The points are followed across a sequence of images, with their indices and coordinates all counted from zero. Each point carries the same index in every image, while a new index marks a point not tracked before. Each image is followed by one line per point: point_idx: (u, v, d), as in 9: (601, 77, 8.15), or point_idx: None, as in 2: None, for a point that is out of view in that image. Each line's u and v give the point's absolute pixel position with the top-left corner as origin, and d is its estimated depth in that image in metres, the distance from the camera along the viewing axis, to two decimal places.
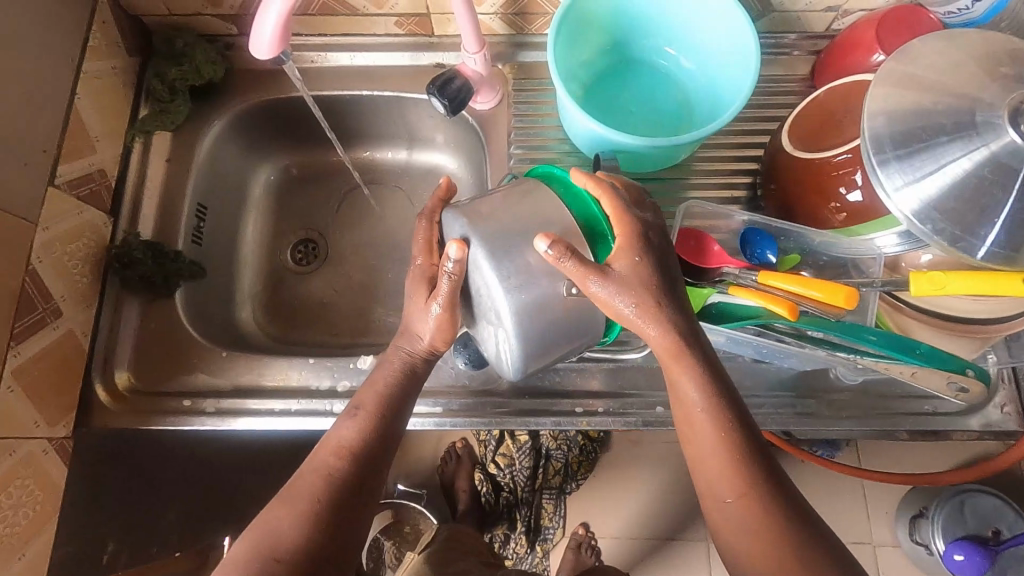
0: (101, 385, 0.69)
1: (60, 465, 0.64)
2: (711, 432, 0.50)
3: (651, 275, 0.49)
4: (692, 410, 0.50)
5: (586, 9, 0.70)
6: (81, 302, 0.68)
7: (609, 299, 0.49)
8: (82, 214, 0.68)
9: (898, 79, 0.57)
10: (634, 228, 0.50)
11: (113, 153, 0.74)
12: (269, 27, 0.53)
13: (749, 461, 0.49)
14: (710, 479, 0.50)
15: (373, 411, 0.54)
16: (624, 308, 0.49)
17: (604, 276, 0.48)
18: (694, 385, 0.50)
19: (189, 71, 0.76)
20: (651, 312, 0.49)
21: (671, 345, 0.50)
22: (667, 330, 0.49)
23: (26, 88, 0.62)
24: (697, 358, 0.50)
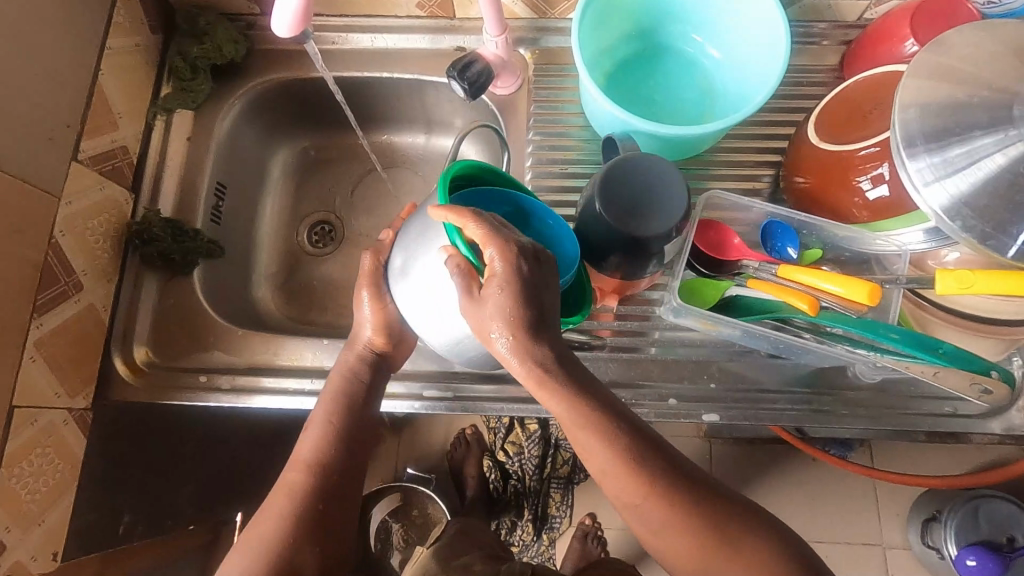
0: (120, 359, 0.70)
1: (81, 436, 0.66)
2: (600, 449, 0.48)
3: (517, 305, 0.45)
4: (573, 432, 0.48)
5: None
6: (102, 277, 0.69)
7: (474, 324, 0.48)
8: (103, 190, 0.69)
9: (932, 71, 0.55)
10: (502, 255, 0.45)
11: (134, 130, 0.74)
12: (290, 7, 0.52)
13: (643, 468, 0.48)
14: (613, 489, 0.50)
15: (323, 421, 0.57)
16: (486, 337, 0.47)
17: (473, 299, 0.47)
18: (565, 407, 0.47)
19: (210, 50, 0.77)
20: (511, 343, 0.46)
21: (535, 374, 0.46)
22: (526, 361, 0.46)
23: (51, 63, 0.63)
24: (569, 386, 0.47)
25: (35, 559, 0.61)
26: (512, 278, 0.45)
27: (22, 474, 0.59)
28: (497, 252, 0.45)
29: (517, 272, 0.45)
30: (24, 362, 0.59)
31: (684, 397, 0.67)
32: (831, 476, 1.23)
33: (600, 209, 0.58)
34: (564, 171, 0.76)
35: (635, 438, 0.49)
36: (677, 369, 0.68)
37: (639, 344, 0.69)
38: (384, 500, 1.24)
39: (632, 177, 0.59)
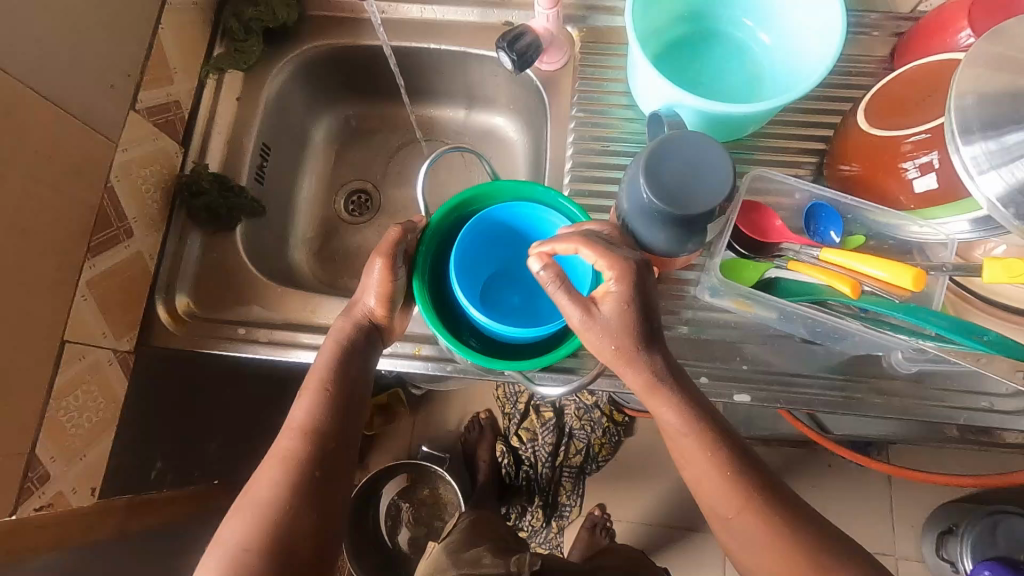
0: (163, 306, 0.72)
1: (123, 377, 0.67)
2: (702, 458, 0.51)
3: (634, 319, 0.49)
4: (679, 441, 0.51)
5: None
6: (151, 225, 0.70)
7: (593, 342, 0.50)
8: (156, 141, 0.71)
9: (992, 58, 0.55)
10: (625, 274, 0.48)
11: (189, 86, 0.76)
12: None
13: (737, 474, 0.51)
14: (709, 498, 0.51)
15: (313, 390, 0.55)
16: (608, 353, 0.50)
17: (589, 314, 0.49)
18: (674, 412, 0.50)
19: (265, 13, 0.78)
20: (627, 355, 0.49)
21: (649, 381, 0.50)
22: (643, 370, 0.50)
23: (116, 13, 0.65)
24: (678, 394, 0.50)
25: (75, 492, 0.63)
26: (630, 293, 0.48)
27: (68, 408, 0.61)
28: (614, 273, 0.49)
29: (641, 286, 0.48)
30: (76, 300, 0.61)
31: (716, 377, 0.68)
32: (848, 481, 1.22)
33: (646, 197, 0.58)
34: (605, 149, 0.76)
35: (731, 446, 0.51)
36: (709, 348, 0.68)
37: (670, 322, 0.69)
38: (396, 478, 1.25)
39: (683, 166, 0.58)
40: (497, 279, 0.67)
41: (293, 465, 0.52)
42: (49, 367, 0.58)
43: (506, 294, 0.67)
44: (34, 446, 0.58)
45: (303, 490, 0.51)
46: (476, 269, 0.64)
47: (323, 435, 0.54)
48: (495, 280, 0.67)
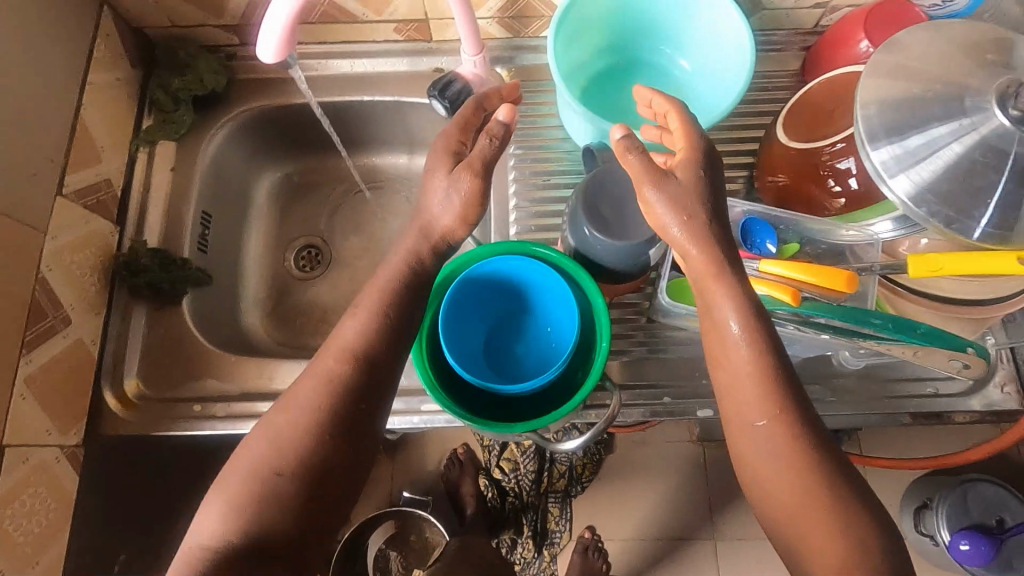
0: (111, 393, 0.69)
1: (74, 473, 0.64)
2: (743, 352, 0.49)
3: (705, 188, 0.51)
4: (729, 332, 0.50)
5: (585, 12, 0.72)
6: (90, 309, 0.68)
7: (654, 202, 0.51)
8: (89, 223, 0.69)
9: (890, 70, 0.60)
10: (696, 142, 0.53)
11: (119, 163, 0.74)
12: (276, 35, 0.54)
13: (779, 387, 0.49)
14: (740, 406, 0.49)
15: (371, 312, 0.54)
16: (674, 215, 0.51)
17: (660, 181, 0.51)
18: (731, 304, 0.50)
19: (191, 82, 0.78)
20: (695, 224, 0.50)
21: (715, 263, 0.50)
22: (709, 246, 0.50)
23: (34, 100, 0.63)
24: (737, 281, 0.50)
25: None
26: (702, 160, 0.52)
27: (13, 516, 0.58)
28: (685, 140, 0.54)
29: (710, 157, 0.53)
30: (14, 400, 0.58)
31: (679, 395, 0.69)
32: None
33: (587, 230, 0.60)
34: (546, 183, 0.78)
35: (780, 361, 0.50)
36: (669, 369, 0.70)
37: (627, 345, 0.71)
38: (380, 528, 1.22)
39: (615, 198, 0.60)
40: (496, 330, 0.67)
41: (323, 416, 0.50)
42: None
43: (508, 343, 0.67)
44: None
45: (305, 467, 0.49)
46: (471, 322, 0.65)
47: (344, 383, 0.51)
48: (492, 332, 0.67)
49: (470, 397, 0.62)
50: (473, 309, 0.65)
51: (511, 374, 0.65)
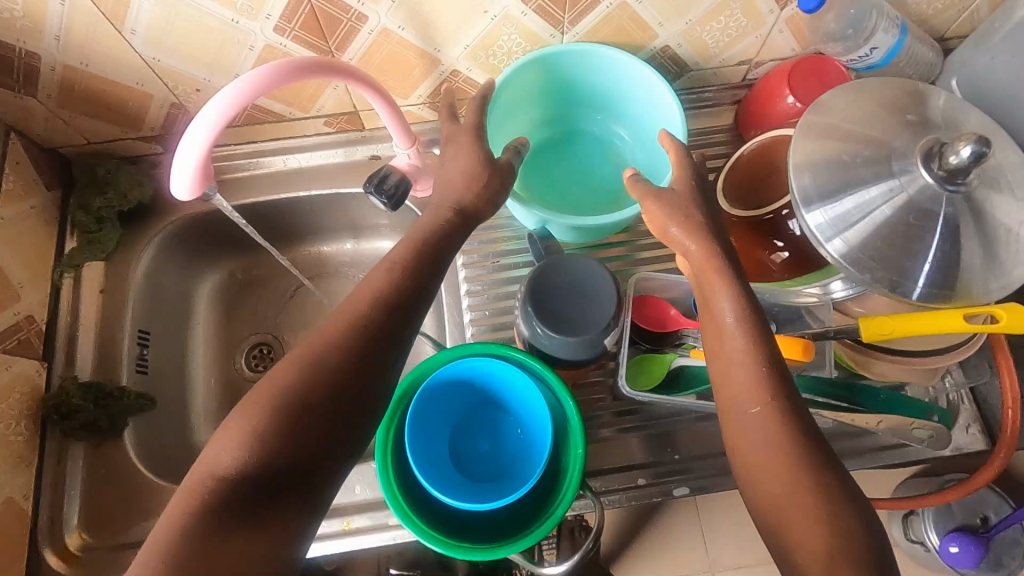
0: (51, 549, 0.64)
1: None
2: (735, 332, 0.50)
3: (694, 197, 0.56)
4: (726, 325, 0.51)
5: (515, 95, 0.72)
6: (19, 463, 0.63)
7: (654, 209, 0.56)
8: (11, 370, 0.64)
9: (816, 132, 0.60)
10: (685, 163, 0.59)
11: (41, 295, 0.70)
12: (189, 174, 0.52)
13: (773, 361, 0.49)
14: (731, 388, 0.49)
15: (399, 263, 0.54)
16: (670, 222, 0.55)
17: (658, 195, 0.56)
18: (729, 299, 0.51)
19: (114, 198, 0.74)
20: (693, 226, 0.54)
21: (711, 256, 0.52)
22: (705, 241, 0.53)
23: None
24: (737, 280, 0.51)
25: None
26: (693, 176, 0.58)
27: None
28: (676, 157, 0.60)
29: (697, 175, 0.58)
30: None
31: (653, 474, 0.67)
32: None
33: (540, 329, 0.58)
34: (497, 264, 0.76)
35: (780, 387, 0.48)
36: (642, 448, 0.68)
37: (595, 427, 0.69)
38: None
39: (570, 286, 0.59)
40: (464, 429, 0.67)
41: (328, 373, 0.49)
42: None
43: (475, 441, 0.67)
44: None
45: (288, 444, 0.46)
46: (435, 432, 0.63)
47: (344, 356, 0.49)
48: (459, 432, 0.67)
49: (447, 513, 0.59)
50: (435, 418, 0.63)
51: (485, 473, 0.65)
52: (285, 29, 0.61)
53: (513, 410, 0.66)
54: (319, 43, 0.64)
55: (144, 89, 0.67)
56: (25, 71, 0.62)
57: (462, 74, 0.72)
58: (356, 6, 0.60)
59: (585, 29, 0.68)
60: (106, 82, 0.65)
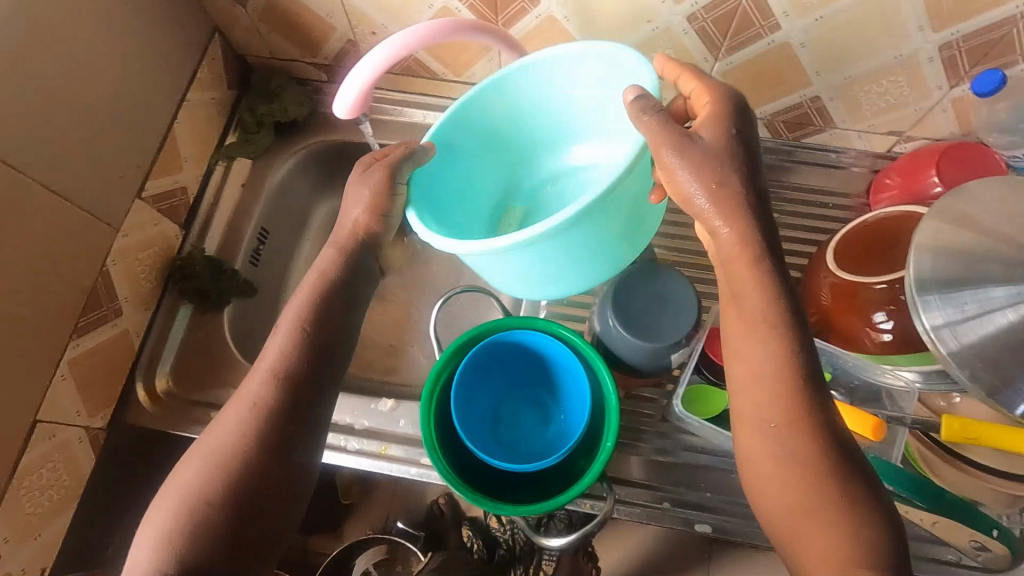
0: (142, 387, 0.73)
1: (91, 454, 0.68)
2: (766, 353, 0.48)
3: (734, 151, 0.51)
4: (761, 329, 0.49)
5: (473, 126, 0.66)
6: (140, 304, 0.73)
7: (688, 159, 0.50)
8: (158, 226, 0.74)
9: (953, 217, 0.58)
10: (719, 95, 0.55)
11: (196, 173, 0.80)
12: (350, 99, 0.58)
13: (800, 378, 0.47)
14: (756, 402, 0.48)
15: (290, 327, 0.58)
16: (687, 181, 0.51)
17: (680, 147, 0.50)
18: (762, 295, 0.49)
19: (277, 109, 0.84)
20: (723, 195, 0.50)
21: (740, 241, 0.50)
22: (742, 228, 0.50)
23: (139, 110, 0.70)
24: (772, 275, 0.49)
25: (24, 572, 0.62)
26: (727, 120, 0.53)
27: (31, 487, 0.61)
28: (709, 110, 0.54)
29: (736, 108, 0.54)
30: (55, 379, 0.62)
31: (679, 502, 0.67)
32: None
33: (615, 323, 0.60)
34: None
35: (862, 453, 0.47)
36: (673, 473, 0.68)
37: (634, 439, 0.70)
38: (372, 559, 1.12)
39: (655, 294, 0.61)
40: (506, 400, 0.68)
41: (255, 409, 0.53)
42: (17, 446, 0.59)
43: (515, 415, 0.67)
44: None
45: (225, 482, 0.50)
46: (478, 393, 0.65)
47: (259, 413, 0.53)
48: (499, 404, 0.67)
49: (474, 469, 0.62)
50: (481, 381, 0.65)
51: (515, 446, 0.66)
52: None
53: (556, 392, 0.66)
54: (489, 16, 0.69)
55: (330, 21, 0.76)
56: None
57: None
58: None
59: (739, 61, 0.69)
60: (302, 7, 0.74)
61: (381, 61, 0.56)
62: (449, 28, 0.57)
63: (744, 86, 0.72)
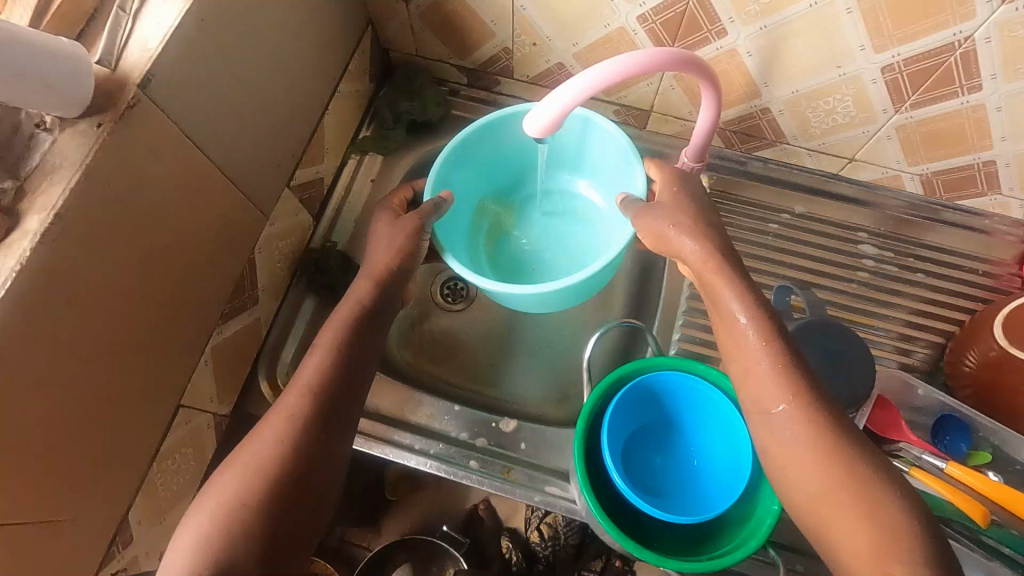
0: (265, 378, 0.72)
1: (213, 441, 0.67)
2: (762, 355, 0.52)
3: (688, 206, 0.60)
4: (734, 329, 0.54)
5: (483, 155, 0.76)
6: (272, 293, 0.72)
7: (651, 220, 0.60)
8: (298, 216, 0.73)
9: None
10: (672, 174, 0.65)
11: (333, 165, 0.79)
12: (547, 116, 0.55)
13: (796, 373, 0.51)
14: (759, 393, 0.52)
15: (327, 346, 0.56)
16: (663, 228, 0.59)
17: (648, 212, 0.61)
18: (737, 297, 0.53)
19: (416, 108, 0.83)
20: (687, 228, 0.58)
21: (711, 257, 0.56)
22: (703, 241, 0.57)
23: (301, 100, 0.68)
24: (739, 278, 0.54)
25: (147, 555, 0.61)
26: (678, 184, 0.63)
27: (164, 472, 0.60)
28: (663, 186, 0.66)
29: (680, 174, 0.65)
30: (199, 365, 0.61)
31: (811, 565, 0.65)
32: None
33: None
34: None
35: None
36: (799, 533, 0.66)
37: None
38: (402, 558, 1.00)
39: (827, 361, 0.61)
40: (643, 435, 0.67)
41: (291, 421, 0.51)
42: (159, 429, 0.58)
43: (647, 454, 0.67)
44: (127, 512, 0.57)
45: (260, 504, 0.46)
46: (620, 427, 0.65)
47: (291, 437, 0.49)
48: (633, 440, 0.67)
49: (612, 506, 0.62)
50: (625, 416, 0.65)
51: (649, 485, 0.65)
52: (647, 20, 0.65)
53: (694, 437, 0.66)
54: (664, 40, 0.67)
55: (493, 28, 0.74)
56: None
57: (771, 114, 0.73)
58: (724, 21, 0.63)
59: (922, 116, 0.66)
60: (468, 10, 0.72)
61: (577, 93, 0.53)
62: (660, 62, 0.52)
63: (916, 140, 0.70)
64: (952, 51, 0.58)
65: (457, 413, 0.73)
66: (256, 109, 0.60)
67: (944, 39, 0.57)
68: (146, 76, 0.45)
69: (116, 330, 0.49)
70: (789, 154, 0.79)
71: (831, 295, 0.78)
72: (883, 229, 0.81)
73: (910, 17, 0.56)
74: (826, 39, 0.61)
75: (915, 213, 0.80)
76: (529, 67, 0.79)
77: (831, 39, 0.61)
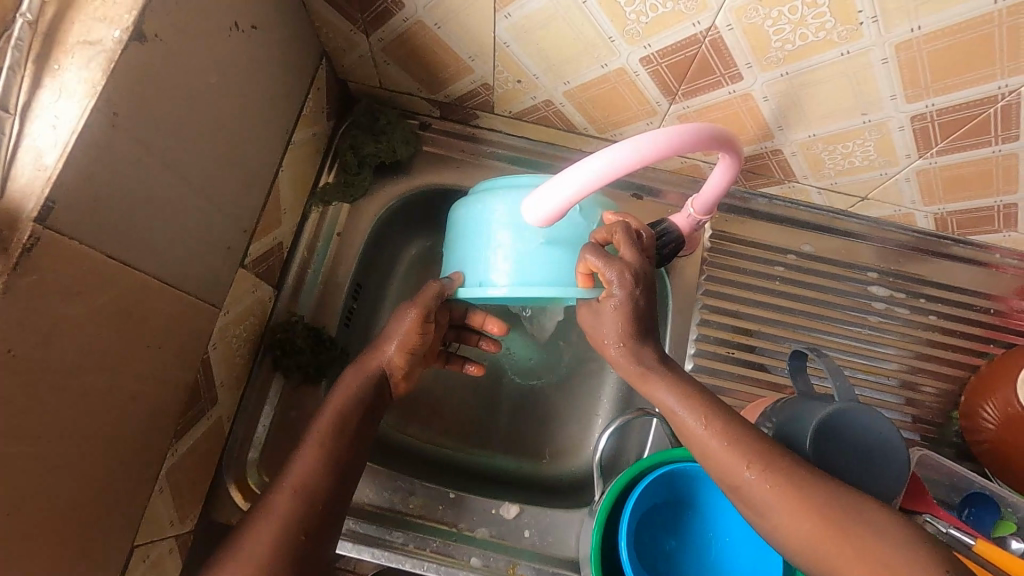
0: (233, 480, 0.64)
1: (178, 564, 0.59)
2: (708, 441, 0.50)
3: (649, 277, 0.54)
4: (676, 420, 0.52)
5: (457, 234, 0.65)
6: (233, 384, 0.62)
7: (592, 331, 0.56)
8: (256, 292, 0.63)
9: None
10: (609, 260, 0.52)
11: (292, 224, 0.69)
12: (596, 176, 0.47)
13: (801, 483, 0.46)
14: (718, 463, 0.49)
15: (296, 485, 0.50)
16: (603, 341, 0.55)
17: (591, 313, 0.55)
18: (669, 393, 0.52)
19: (384, 150, 0.73)
20: (630, 347, 0.53)
21: (641, 370, 0.53)
22: (633, 356, 0.53)
23: (253, 164, 0.57)
24: (671, 376, 0.53)
25: None
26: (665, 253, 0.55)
27: None
28: (614, 279, 0.52)
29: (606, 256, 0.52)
30: (154, 494, 0.52)
31: None
32: None
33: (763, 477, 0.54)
34: (730, 352, 0.74)
35: None
36: None
37: None
38: None
39: (864, 450, 0.54)
40: (662, 514, 0.62)
41: None
42: None
43: (661, 536, 0.61)
44: None
45: None
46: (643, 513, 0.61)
47: None
48: (647, 522, 0.61)
49: None
50: (647, 500, 0.61)
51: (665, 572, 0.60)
52: (652, 62, 0.56)
53: (712, 519, 0.62)
54: (669, 83, 0.59)
55: (470, 64, 0.63)
56: (378, 13, 0.59)
57: (782, 156, 0.66)
58: (741, 67, 0.55)
59: (948, 162, 0.60)
60: (442, 46, 0.62)
61: (632, 160, 0.46)
62: (701, 139, 0.48)
63: (937, 184, 0.64)
64: (992, 103, 0.52)
65: (453, 501, 0.67)
66: (198, 196, 0.49)
67: (985, 92, 0.51)
68: (46, 204, 0.35)
69: (49, 505, 0.40)
70: (797, 191, 0.73)
71: (840, 342, 0.74)
72: (890, 266, 0.76)
73: (952, 69, 0.50)
74: (852, 86, 0.54)
75: (920, 247, 0.76)
76: (511, 103, 0.69)
77: (860, 87, 0.54)
